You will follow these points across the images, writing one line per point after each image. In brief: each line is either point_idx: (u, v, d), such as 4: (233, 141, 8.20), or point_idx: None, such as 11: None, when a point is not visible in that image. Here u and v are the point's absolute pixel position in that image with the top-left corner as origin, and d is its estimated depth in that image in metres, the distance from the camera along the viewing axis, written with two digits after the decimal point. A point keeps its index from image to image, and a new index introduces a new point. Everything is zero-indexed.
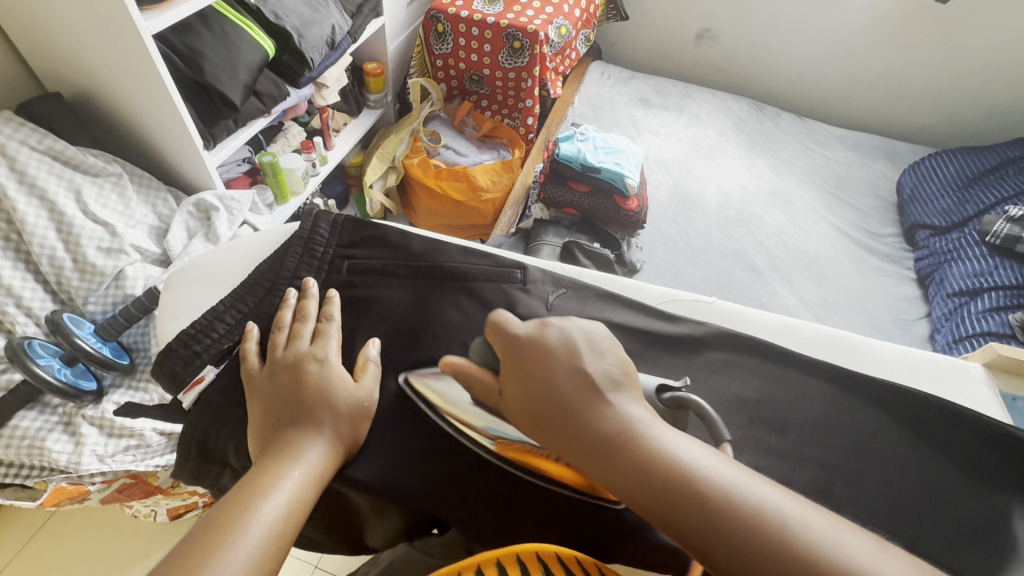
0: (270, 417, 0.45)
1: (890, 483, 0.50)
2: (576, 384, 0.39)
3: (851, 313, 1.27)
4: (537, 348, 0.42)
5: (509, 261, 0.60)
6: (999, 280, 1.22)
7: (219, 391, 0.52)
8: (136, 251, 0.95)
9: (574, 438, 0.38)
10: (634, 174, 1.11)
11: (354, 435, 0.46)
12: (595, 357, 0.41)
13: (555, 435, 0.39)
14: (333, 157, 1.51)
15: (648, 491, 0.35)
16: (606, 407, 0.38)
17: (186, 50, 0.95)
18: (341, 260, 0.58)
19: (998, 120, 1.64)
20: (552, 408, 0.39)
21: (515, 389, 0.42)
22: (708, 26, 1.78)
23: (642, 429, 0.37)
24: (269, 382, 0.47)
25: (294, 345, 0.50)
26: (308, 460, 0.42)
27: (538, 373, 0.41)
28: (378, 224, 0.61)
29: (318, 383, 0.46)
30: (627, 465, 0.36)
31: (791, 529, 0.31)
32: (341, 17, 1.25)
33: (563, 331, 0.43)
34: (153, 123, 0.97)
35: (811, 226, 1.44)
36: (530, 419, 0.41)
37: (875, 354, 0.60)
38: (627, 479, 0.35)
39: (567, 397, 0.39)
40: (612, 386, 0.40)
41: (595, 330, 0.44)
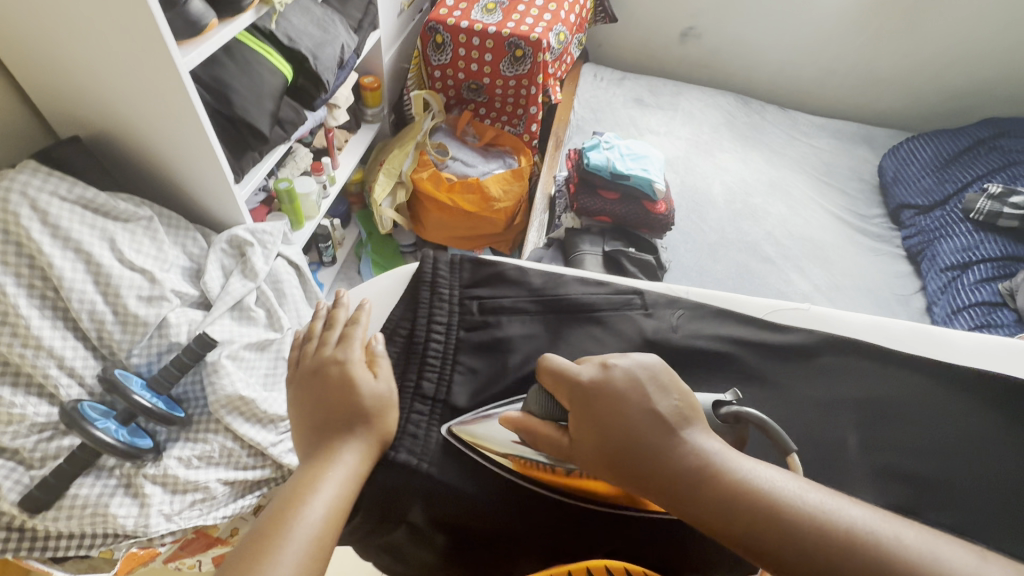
0: (306, 421, 0.48)
1: (1004, 461, 0.54)
2: (654, 428, 0.42)
3: (858, 294, 1.36)
4: (612, 396, 0.44)
5: (626, 287, 0.61)
6: (987, 252, 1.33)
7: (402, 448, 0.49)
8: (175, 296, 0.91)
9: (663, 484, 0.41)
10: (660, 179, 1.15)
11: (384, 428, 0.48)
12: (664, 394, 0.44)
13: (641, 478, 0.42)
14: (341, 176, 1.48)
15: (740, 521, 0.39)
16: (686, 446, 0.41)
17: (212, 82, 0.90)
18: (470, 301, 0.58)
19: (957, 102, 1.79)
20: (636, 455, 0.42)
21: (589, 440, 0.44)
22: (692, 24, 1.83)
23: (722, 460, 0.41)
24: (305, 387, 0.50)
25: (321, 349, 0.52)
26: (344, 461, 0.45)
27: (617, 425, 0.43)
28: (495, 261, 0.61)
29: (344, 383, 0.48)
30: (717, 505, 0.39)
31: (890, 548, 0.36)
32: (348, 35, 1.23)
33: (630, 373, 0.45)
34: (181, 160, 0.92)
35: (809, 213, 1.53)
36: (609, 469, 0.43)
37: (952, 345, 0.61)
38: (714, 514, 0.39)
39: (648, 445, 0.42)
40: (686, 426, 0.43)
41: (656, 366, 0.46)
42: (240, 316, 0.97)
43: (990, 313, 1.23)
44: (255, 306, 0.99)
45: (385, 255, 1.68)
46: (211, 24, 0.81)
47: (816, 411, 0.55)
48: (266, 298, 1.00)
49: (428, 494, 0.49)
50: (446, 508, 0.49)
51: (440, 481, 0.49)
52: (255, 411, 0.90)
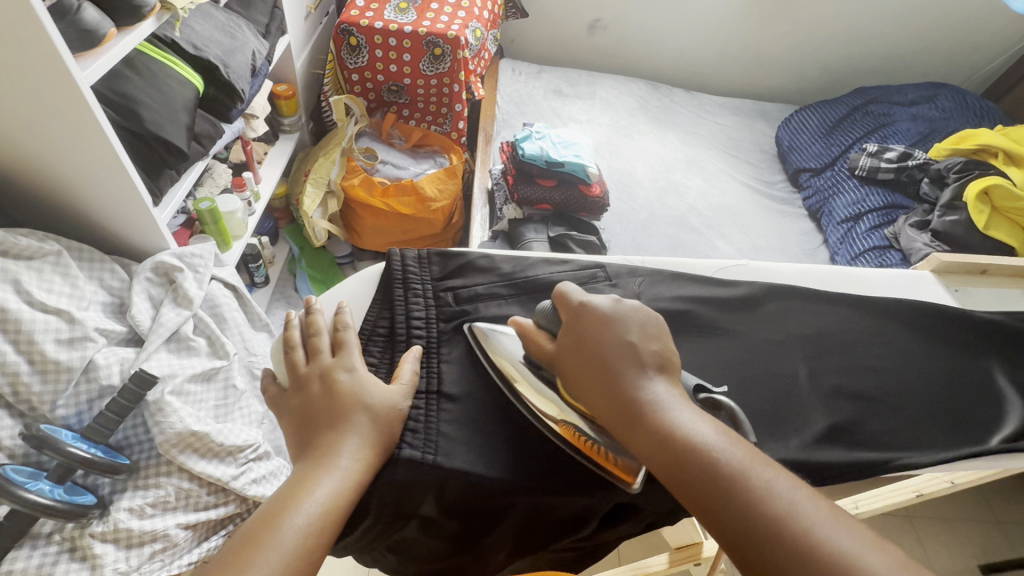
0: (307, 429, 0.48)
1: (920, 371, 0.61)
2: (623, 355, 0.46)
3: (774, 253, 1.51)
4: (598, 321, 0.48)
5: (589, 262, 0.64)
6: (873, 203, 1.52)
7: (405, 444, 0.50)
8: (100, 335, 0.83)
9: (612, 400, 0.45)
10: (593, 163, 1.21)
11: (391, 435, 0.49)
12: (647, 341, 0.48)
13: (599, 395, 0.46)
14: (265, 191, 1.40)
15: (663, 448, 0.41)
16: (642, 379, 0.45)
17: (115, 97, 0.83)
18: (445, 293, 0.60)
19: (830, 75, 2.02)
20: (603, 370, 0.46)
21: (568, 350, 0.49)
22: (598, 17, 1.91)
23: (668, 402, 0.43)
24: (304, 393, 0.50)
25: (316, 359, 0.52)
26: (343, 467, 0.44)
27: (593, 340, 0.47)
28: (463, 251, 0.62)
29: (350, 389, 0.49)
30: (647, 431, 0.42)
31: (785, 506, 0.36)
32: (257, 41, 1.17)
33: (623, 312, 0.49)
34: (88, 186, 0.84)
35: (723, 185, 1.66)
36: (577, 378, 0.48)
37: (865, 282, 0.72)
38: (646, 437, 0.42)
39: (612, 363, 0.46)
40: (650, 367, 0.46)
41: (648, 318, 0.49)
42: (179, 347, 0.89)
43: (881, 256, 1.41)
44: (193, 335, 0.92)
45: (321, 269, 1.63)
46: (110, 33, 0.74)
47: (771, 350, 0.60)
48: (205, 324, 0.93)
49: (437, 486, 0.50)
50: (457, 494, 0.50)
51: (452, 470, 0.50)
52: (211, 446, 0.84)
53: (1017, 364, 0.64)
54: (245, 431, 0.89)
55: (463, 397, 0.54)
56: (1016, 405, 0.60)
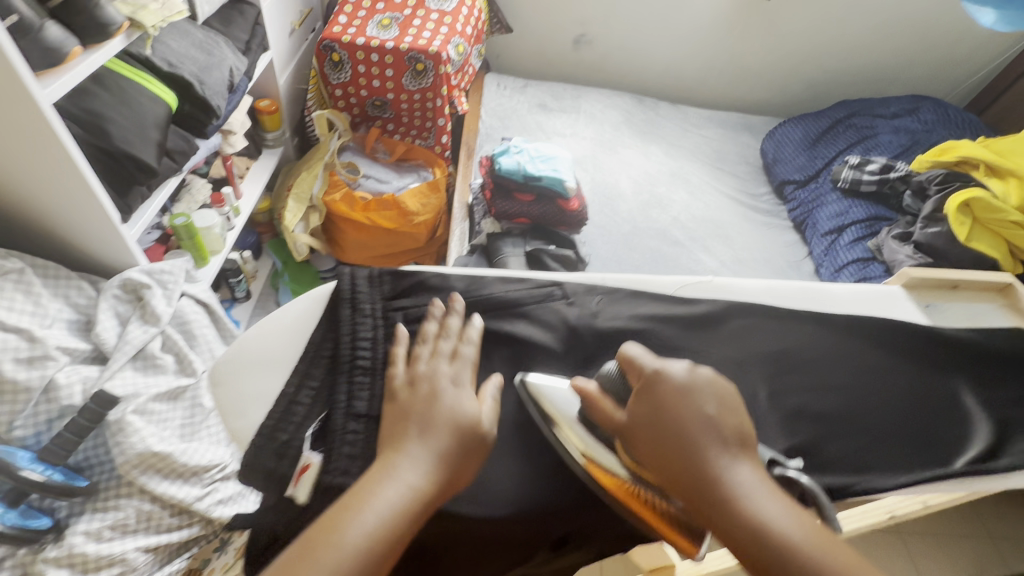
0: (396, 431, 0.44)
1: (886, 389, 0.61)
2: (705, 433, 0.43)
3: (758, 265, 1.50)
4: (675, 391, 0.45)
5: (546, 280, 0.63)
6: (856, 215, 1.51)
7: (337, 470, 0.45)
8: (62, 354, 0.82)
9: (693, 483, 0.42)
10: (571, 178, 1.20)
11: (472, 462, 0.44)
12: (728, 416, 0.45)
13: (674, 474, 0.43)
14: (246, 206, 1.40)
15: (754, 544, 0.38)
16: (727, 462, 0.42)
17: (84, 115, 0.82)
18: (395, 312, 0.55)
19: (815, 88, 2.03)
20: (680, 450, 0.43)
21: (641, 421, 0.46)
22: (583, 32, 1.92)
23: (754, 491, 0.40)
24: (403, 393, 0.47)
25: (417, 365, 0.49)
26: (408, 483, 0.40)
27: (671, 412, 0.44)
28: (415, 268, 0.59)
29: (448, 404, 0.45)
30: (737, 522, 0.39)
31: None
32: (235, 58, 1.17)
33: (698, 382, 0.46)
34: (54, 203, 0.83)
35: (707, 197, 1.66)
36: (652, 451, 0.44)
37: (833, 297, 0.71)
38: (735, 529, 0.39)
39: (693, 440, 0.43)
40: (732, 446, 0.43)
41: (722, 389, 0.46)
42: (145, 365, 0.88)
43: (864, 268, 1.41)
44: (161, 352, 0.91)
45: (305, 282, 1.61)
46: (74, 52, 0.74)
47: (729, 369, 0.59)
48: (173, 341, 0.92)
49: None
50: None
51: None
52: (174, 467, 0.82)
53: (986, 385, 0.63)
54: (212, 451, 0.87)
55: None
56: (982, 426, 0.60)
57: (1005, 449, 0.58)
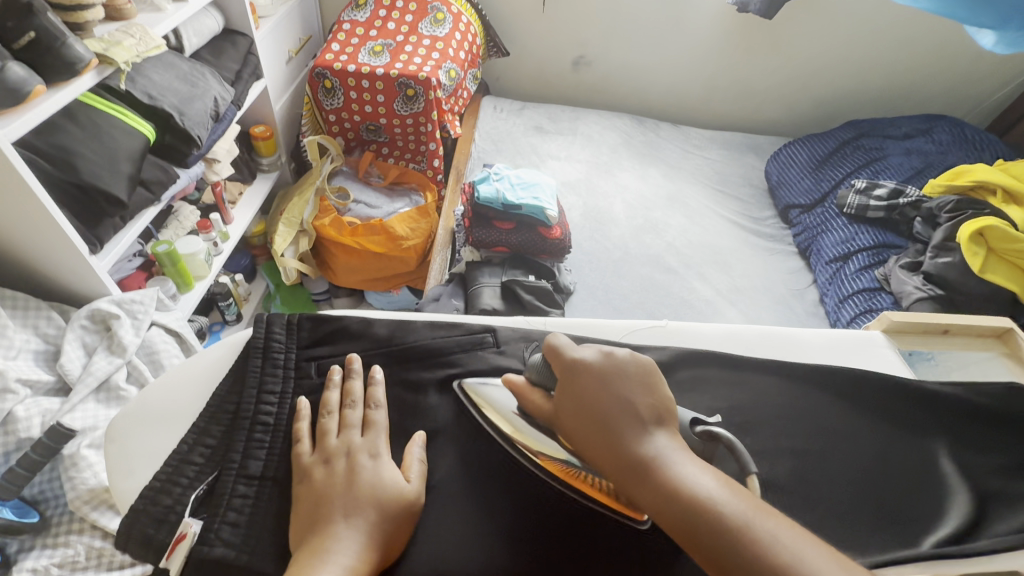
0: (320, 510, 0.45)
1: (846, 452, 0.56)
2: (622, 411, 0.44)
3: (757, 294, 1.43)
4: (595, 375, 0.47)
5: (479, 326, 0.62)
6: (862, 242, 1.43)
7: (218, 541, 0.45)
8: (23, 386, 0.82)
9: (614, 456, 0.43)
10: (553, 205, 1.17)
11: (396, 535, 0.45)
12: (644, 392, 0.46)
13: (597, 448, 0.44)
14: (235, 232, 1.41)
15: (669, 506, 0.38)
16: (642, 433, 0.43)
17: (53, 150, 0.84)
18: (307, 363, 0.57)
19: (825, 108, 1.96)
20: (598, 425, 0.44)
21: (566, 404, 0.47)
22: (582, 53, 1.90)
23: (672, 456, 0.41)
24: (321, 473, 0.47)
25: (344, 434, 0.50)
26: (339, 563, 0.40)
27: (592, 394, 0.46)
28: (337, 315, 0.60)
29: (373, 479, 0.46)
30: (653, 488, 0.40)
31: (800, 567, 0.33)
32: (221, 87, 1.19)
33: (618, 364, 0.47)
34: (25, 236, 0.85)
35: (706, 221, 1.60)
36: (579, 432, 0.46)
37: (801, 345, 0.66)
38: (651, 494, 0.39)
39: (611, 417, 0.44)
40: (652, 420, 0.44)
41: (645, 368, 0.48)
42: (107, 397, 0.88)
43: (870, 299, 1.32)
44: (126, 384, 0.91)
45: (297, 305, 1.62)
46: (37, 90, 0.75)
47: None
48: (138, 372, 0.92)
49: None
50: None
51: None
52: None
53: (964, 447, 0.59)
54: None
55: None
56: (959, 495, 0.55)
57: (982, 526, 0.52)
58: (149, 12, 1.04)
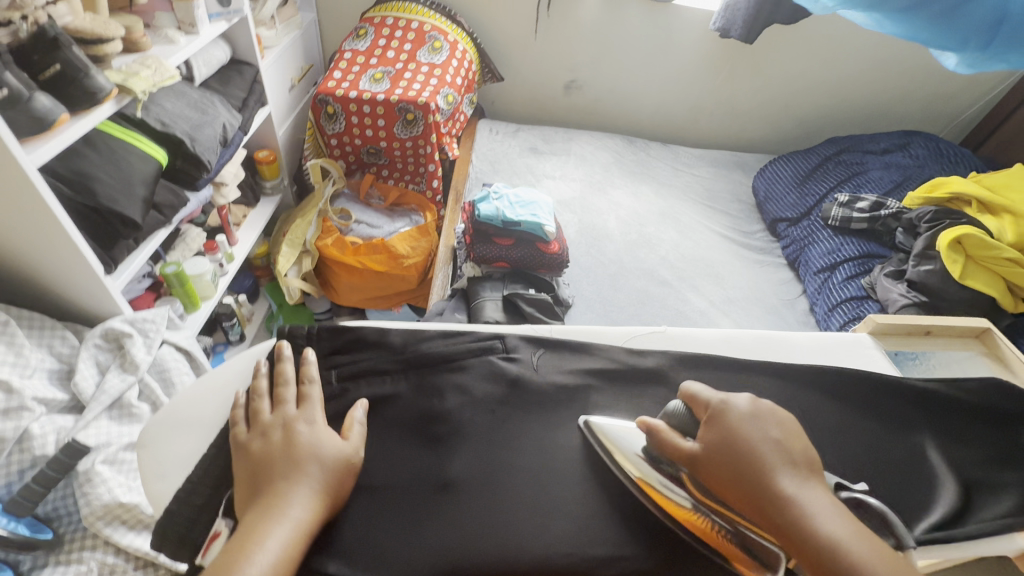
0: (261, 477, 0.47)
1: (838, 445, 0.60)
2: (776, 458, 0.44)
3: (750, 304, 1.47)
4: (741, 422, 0.47)
5: (488, 333, 0.65)
6: (848, 253, 1.49)
7: None
8: (38, 404, 0.84)
9: (764, 504, 0.42)
10: (550, 221, 1.21)
11: (342, 488, 0.49)
12: (792, 442, 0.46)
13: (742, 491, 0.43)
14: (239, 253, 1.44)
15: (831, 560, 0.38)
16: (795, 483, 0.43)
17: (73, 175, 0.87)
18: (329, 371, 0.60)
19: (806, 126, 2.05)
20: (750, 472, 0.44)
21: (711, 447, 0.46)
22: (573, 78, 1.98)
23: (826, 509, 0.41)
24: (258, 445, 0.50)
25: (280, 408, 0.53)
26: (291, 518, 0.44)
27: (742, 439, 0.46)
28: (354, 325, 0.63)
29: (309, 442, 0.49)
30: (813, 539, 0.40)
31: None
32: (230, 114, 1.23)
33: (764, 411, 0.48)
34: (43, 257, 0.88)
35: (698, 236, 1.66)
36: (723, 476, 0.45)
37: (791, 346, 0.69)
38: (811, 545, 0.39)
39: (762, 464, 0.44)
40: (800, 470, 0.44)
41: (786, 419, 0.48)
42: (120, 414, 0.90)
43: (858, 306, 1.37)
44: (138, 401, 0.93)
45: None
46: (61, 119, 0.79)
47: None
48: (150, 390, 0.94)
49: None
50: None
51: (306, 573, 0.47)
52: (140, 517, 0.83)
53: (949, 439, 0.62)
54: None
55: None
56: (947, 487, 0.58)
57: (971, 513, 0.56)
58: (163, 45, 1.09)
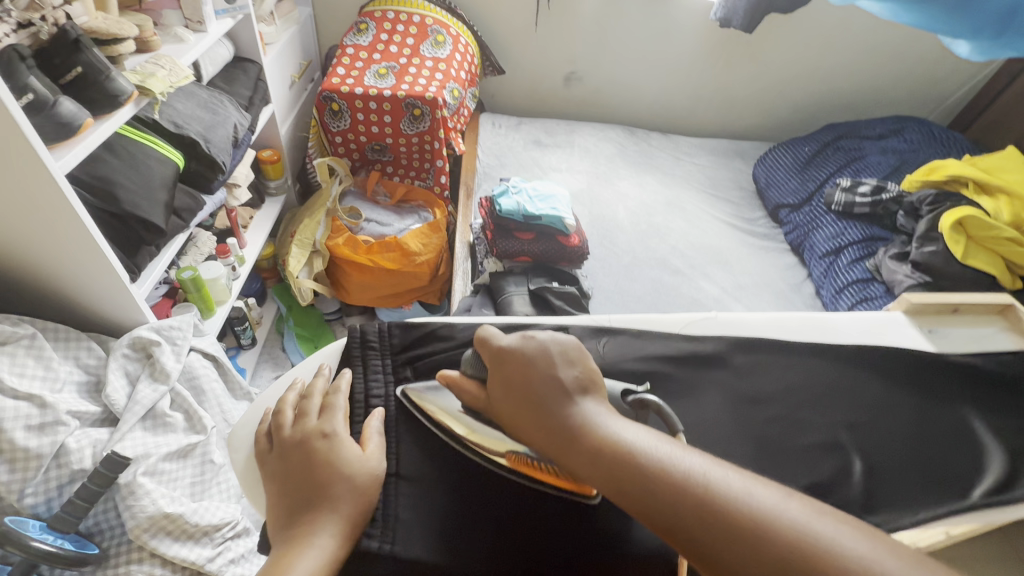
0: (286, 497, 0.49)
1: (893, 422, 0.62)
2: (551, 384, 0.48)
3: (760, 290, 1.50)
4: (520, 358, 0.51)
5: (553, 325, 0.66)
6: (852, 236, 1.53)
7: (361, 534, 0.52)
8: (72, 418, 0.82)
9: (549, 428, 0.46)
10: (570, 214, 1.22)
11: (367, 501, 0.50)
12: (567, 367, 0.50)
13: (528, 420, 0.48)
14: (250, 255, 1.42)
15: (599, 461, 0.43)
16: (572, 402, 0.47)
17: (95, 181, 0.85)
18: (404, 366, 0.64)
19: (800, 113, 2.09)
20: (532, 403, 0.48)
21: (500, 391, 0.51)
22: (573, 69, 1.98)
23: (599, 417, 0.46)
24: (281, 463, 0.51)
25: (302, 422, 0.54)
26: (318, 542, 0.45)
27: (521, 377, 0.49)
28: (423, 322, 0.68)
29: (329, 458, 0.50)
30: (582, 448, 0.44)
31: (711, 492, 0.38)
32: (239, 114, 1.20)
33: (541, 344, 0.51)
34: (67, 266, 0.85)
35: (704, 224, 1.68)
36: (513, 412, 0.49)
37: (836, 328, 0.72)
38: (583, 453, 0.44)
39: (541, 394, 0.48)
40: (579, 389, 0.48)
41: (569, 344, 0.52)
42: (154, 425, 0.88)
43: (864, 289, 1.41)
44: (170, 410, 0.91)
45: (310, 327, 1.62)
46: (86, 122, 0.77)
47: (736, 409, 0.60)
48: (182, 399, 0.93)
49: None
50: None
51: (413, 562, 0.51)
52: (185, 527, 0.82)
53: (992, 411, 0.66)
54: (222, 509, 0.88)
55: (420, 479, 0.56)
56: (994, 455, 0.62)
57: (1017, 478, 0.60)
58: (172, 43, 1.06)
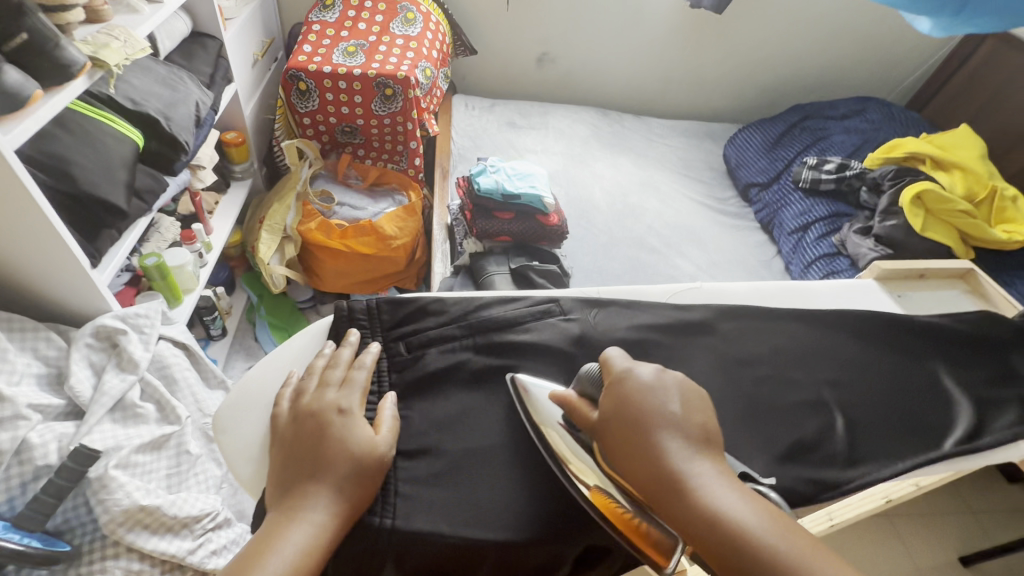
0: (291, 466, 0.48)
1: (871, 380, 0.65)
2: (669, 426, 0.44)
3: (732, 266, 1.54)
4: (643, 390, 0.47)
5: (542, 297, 0.68)
6: (818, 213, 1.58)
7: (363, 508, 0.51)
8: (34, 411, 0.77)
9: (659, 477, 0.43)
10: (549, 193, 1.22)
11: (369, 484, 0.48)
12: (690, 415, 0.46)
13: (636, 461, 0.44)
14: (217, 242, 1.36)
15: (712, 530, 0.39)
16: (689, 456, 0.43)
17: (48, 158, 0.79)
18: (397, 343, 0.63)
19: (767, 95, 2.14)
20: (645, 444, 0.44)
21: (613, 420, 0.47)
22: (545, 50, 1.96)
23: (717, 484, 0.41)
24: (292, 430, 0.51)
25: (320, 391, 0.54)
26: (312, 520, 0.44)
27: (637, 408, 0.46)
28: (413, 298, 0.66)
29: (338, 435, 0.49)
30: (694, 509, 0.40)
31: None
32: (201, 91, 1.13)
33: (667, 383, 0.48)
34: (19, 251, 0.80)
35: (678, 204, 1.71)
36: (623, 447, 0.45)
37: (812, 294, 0.74)
38: (693, 515, 0.40)
39: (656, 436, 0.44)
40: (699, 444, 0.44)
41: (692, 391, 0.48)
42: (124, 416, 0.84)
43: (831, 263, 1.46)
44: (141, 401, 0.87)
45: (281, 315, 1.57)
46: (35, 94, 0.71)
47: (724, 374, 0.61)
48: (152, 389, 0.89)
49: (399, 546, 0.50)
50: (417, 557, 0.50)
51: (410, 534, 0.50)
52: (162, 520, 0.79)
53: (963, 368, 0.69)
54: (202, 500, 0.85)
55: (425, 452, 0.56)
56: (964, 406, 0.65)
57: (984, 425, 0.63)
58: (125, 13, 0.99)
